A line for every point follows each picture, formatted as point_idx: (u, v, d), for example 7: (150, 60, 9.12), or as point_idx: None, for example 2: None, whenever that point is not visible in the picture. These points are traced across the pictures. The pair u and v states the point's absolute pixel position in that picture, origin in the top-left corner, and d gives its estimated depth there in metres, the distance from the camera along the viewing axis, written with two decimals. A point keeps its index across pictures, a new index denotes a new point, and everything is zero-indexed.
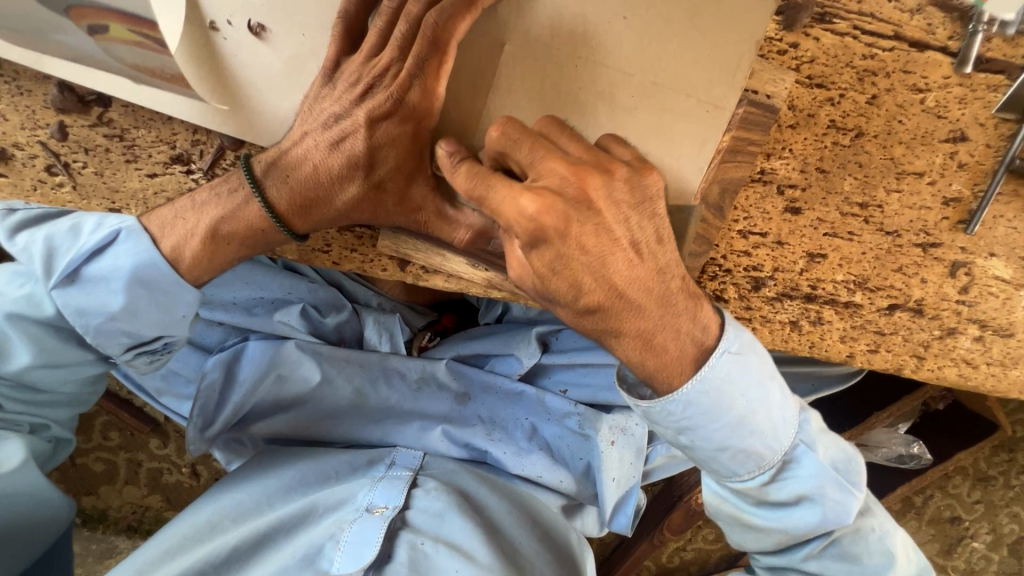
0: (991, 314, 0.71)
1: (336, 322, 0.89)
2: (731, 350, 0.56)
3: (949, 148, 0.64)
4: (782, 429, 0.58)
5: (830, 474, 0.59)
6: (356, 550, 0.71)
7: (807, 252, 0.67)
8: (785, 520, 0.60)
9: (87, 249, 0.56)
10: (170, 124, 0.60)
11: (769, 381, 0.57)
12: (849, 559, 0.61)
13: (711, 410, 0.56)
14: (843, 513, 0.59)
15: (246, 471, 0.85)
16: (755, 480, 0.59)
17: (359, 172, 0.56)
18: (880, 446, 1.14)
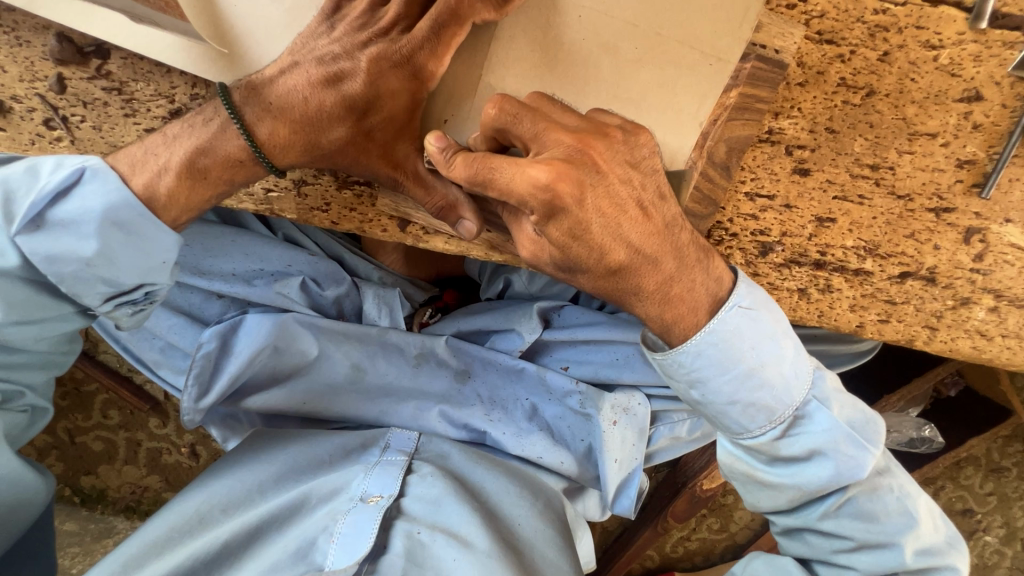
0: (1007, 284, 0.69)
1: (335, 295, 0.88)
2: (743, 304, 0.57)
3: (963, 108, 0.62)
4: (795, 384, 0.58)
5: (845, 432, 0.59)
6: (351, 542, 0.69)
7: (816, 216, 0.66)
8: (798, 477, 0.60)
9: (50, 190, 0.54)
10: (169, 77, 0.60)
11: (782, 336, 0.58)
12: (867, 519, 0.61)
13: (723, 361, 0.56)
14: (856, 469, 0.59)
15: (233, 459, 0.82)
16: (767, 435, 0.59)
17: (352, 115, 0.55)
18: (894, 431, 1.09)
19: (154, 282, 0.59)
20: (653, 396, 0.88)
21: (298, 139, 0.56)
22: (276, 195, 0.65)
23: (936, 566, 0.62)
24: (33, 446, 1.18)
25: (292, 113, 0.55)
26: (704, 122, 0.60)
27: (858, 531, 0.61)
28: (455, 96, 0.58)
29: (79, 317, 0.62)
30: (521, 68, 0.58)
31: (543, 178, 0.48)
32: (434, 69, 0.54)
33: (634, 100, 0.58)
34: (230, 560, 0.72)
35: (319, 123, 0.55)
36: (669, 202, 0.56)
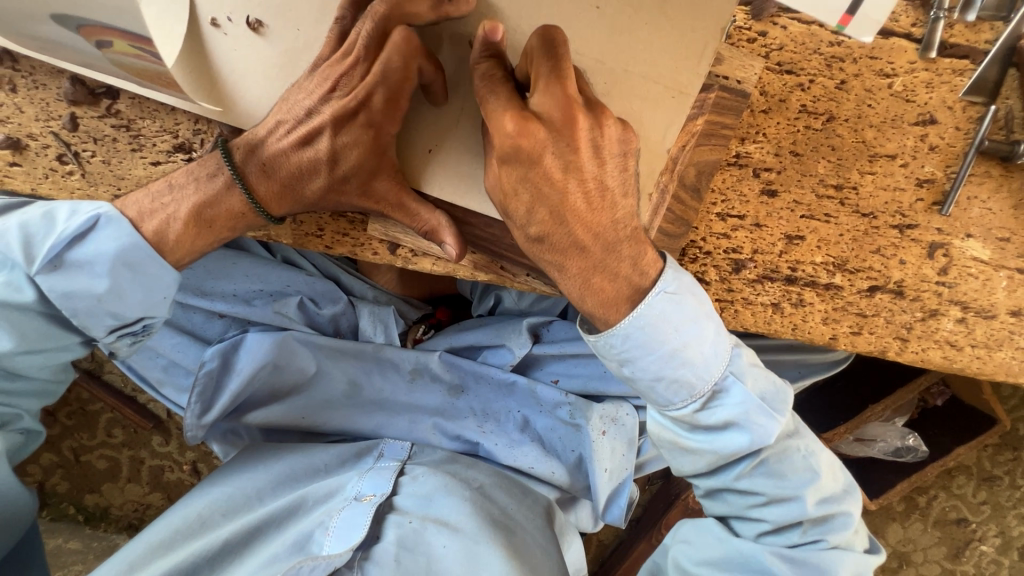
0: (973, 296, 0.72)
1: (331, 314, 0.92)
2: (668, 290, 0.57)
3: (919, 131, 0.66)
4: (714, 362, 0.59)
5: (759, 404, 0.60)
6: (345, 533, 0.72)
7: (785, 234, 0.69)
8: (714, 444, 0.61)
9: (68, 234, 0.58)
10: (174, 115, 0.64)
11: (705, 318, 0.59)
12: (777, 476, 0.63)
13: (648, 343, 0.57)
14: (767, 434, 0.61)
15: (230, 471, 0.85)
16: (688, 409, 0.60)
17: (323, 167, 0.60)
18: (879, 438, 1.13)
19: (153, 316, 0.63)
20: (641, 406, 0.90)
21: (286, 181, 0.61)
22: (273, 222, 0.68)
23: (835, 513, 0.64)
24: (39, 465, 1.21)
25: (278, 159, 0.60)
26: (670, 147, 0.64)
27: (768, 487, 0.63)
28: (439, 131, 0.62)
29: (79, 347, 0.65)
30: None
31: (512, 129, 0.55)
32: (390, 115, 0.59)
33: None
34: (228, 560, 0.74)
35: (307, 167, 0.60)
36: (621, 210, 0.59)
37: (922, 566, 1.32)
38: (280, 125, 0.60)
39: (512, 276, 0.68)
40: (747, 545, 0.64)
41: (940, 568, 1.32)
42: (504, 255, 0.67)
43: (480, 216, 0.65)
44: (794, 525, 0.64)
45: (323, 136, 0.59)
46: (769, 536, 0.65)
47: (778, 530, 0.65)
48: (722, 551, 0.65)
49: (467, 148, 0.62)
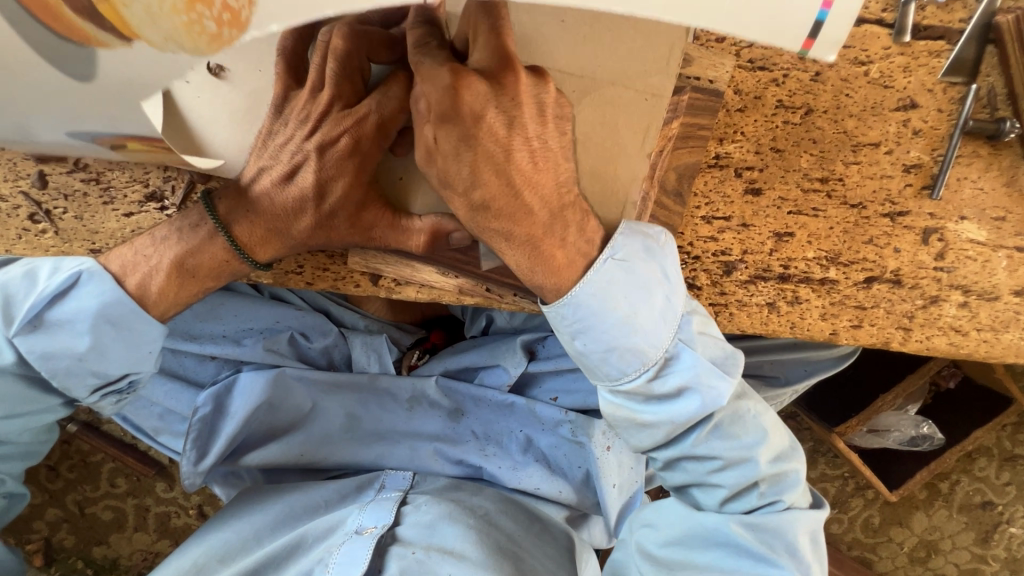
0: (972, 279, 0.70)
1: (323, 346, 0.91)
2: (616, 256, 0.59)
3: (901, 116, 0.64)
4: (662, 327, 0.60)
5: (709, 369, 0.62)
6: (344, 569, 0.70)
7: (774, 231, 0.67)
8: (669, 412, 0.62)
9: (49, 293, 0.57)
10: (142, 164, 0.62)
11: (653, 283, 0.60)
12: (731, 439, 0.64)
13: (599, 311, 0.59)
14: (718, 397, 0.62)
15: (227, 516, 0.83)
16: (640, 378, 0.61)
17: (309, 205, 0.59)
18: (893, 428, 1.09)
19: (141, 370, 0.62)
20: None
21: (271, 225, 0.61)
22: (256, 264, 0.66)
23: (789, 474, 0.65)
24: (45, 520, 1.20)
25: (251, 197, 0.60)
26: (650, 153, 0.62)
27: (723, 451, 0.64)
28: (413, 157, 0.60)
29: (62, 407, 0.65)
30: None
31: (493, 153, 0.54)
32: (378, 144, 0.57)
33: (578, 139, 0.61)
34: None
35: (293, 210, 0.60)
36: None
37: (951, 554, 1.30)
38: (261, 173, 0.59)
39: (499, 297, 0.67)
40: (709, 518, 0.65)
41: (970, 554, 1.30)
42: (489, 278, 0.65)
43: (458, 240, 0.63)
44: (752, 488, 0.64)
45: (307, 170, 0.58)
46: (730, 504, 0.65)
47: (736, 495, 0.65)
48: (686, 529, 0.65)
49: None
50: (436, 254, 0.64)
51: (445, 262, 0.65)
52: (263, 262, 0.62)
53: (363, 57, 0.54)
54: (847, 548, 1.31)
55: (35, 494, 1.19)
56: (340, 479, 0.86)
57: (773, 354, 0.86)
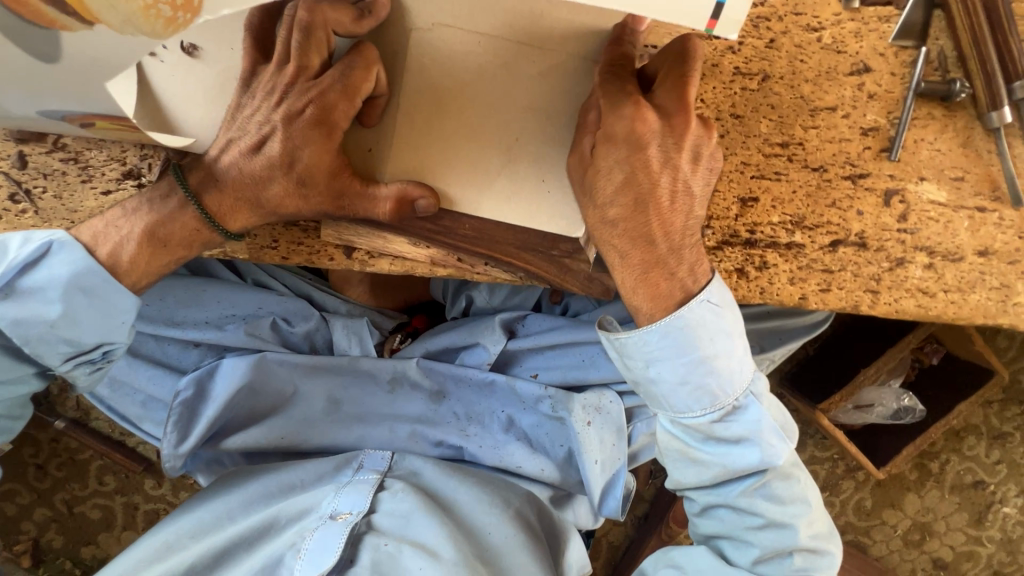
0: (936, 240, 0.72)
1: (304, 330, 0.92)
2: (710, 299, 0.60)
3: (855, 80, 0.66)
4: (736, 377, 0.63)
5: (772, 427, 0.65)
6: (316, 557, 0.70)
7: (738, 197, 0.69)
8: (726, 454, 0.65)
9: (20, 261, 0.59)
10: (119, 142, 0.65)
11: (735, 335, 0.63)
12: (777, 501, 0.67)
13: (683, 346, 0.60)
14: (776, 456, 0.65)
15: (206, 495, 0.84)
16: (706, 417, 0.63)
17: (277, 172, 0.60)
18: (876, 403, 1.09)
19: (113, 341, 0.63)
20: (624, 392, 0.89)
21: (239, 195, 0.61)
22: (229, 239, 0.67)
23: (819, 551, 0.68)
24: (33, 520, 1.19)
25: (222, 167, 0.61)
26: None
27: (768, 510, 0.66)
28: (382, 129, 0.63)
29: (36, 379, 0.66)
30: (438, 94, 0.62)
31: None
32: (344, 111, 0.58)
33: (542, 107, 0.63)
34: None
35: (262, 181, 0.60)
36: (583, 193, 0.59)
37: (946, 535, 1.30)
38: (230, 145, 0.61)
39: (471, 267, 0.68)
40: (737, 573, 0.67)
41: (965, 536, 1.30)
42: (458, 247, 0.67)
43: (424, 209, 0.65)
44: (785, 555, 0.67)
45: (273, 140, 0.59)
46: (760, 565, 0.68)
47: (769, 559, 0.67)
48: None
49: (407, 151, 0.63)
50: (405, 222, 0.65)
51: (415, 231, 0.66)
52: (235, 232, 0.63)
53: (328, 29, 0.57)
54: (841, 532, 1.31)
55: (23, 494, 1.18)
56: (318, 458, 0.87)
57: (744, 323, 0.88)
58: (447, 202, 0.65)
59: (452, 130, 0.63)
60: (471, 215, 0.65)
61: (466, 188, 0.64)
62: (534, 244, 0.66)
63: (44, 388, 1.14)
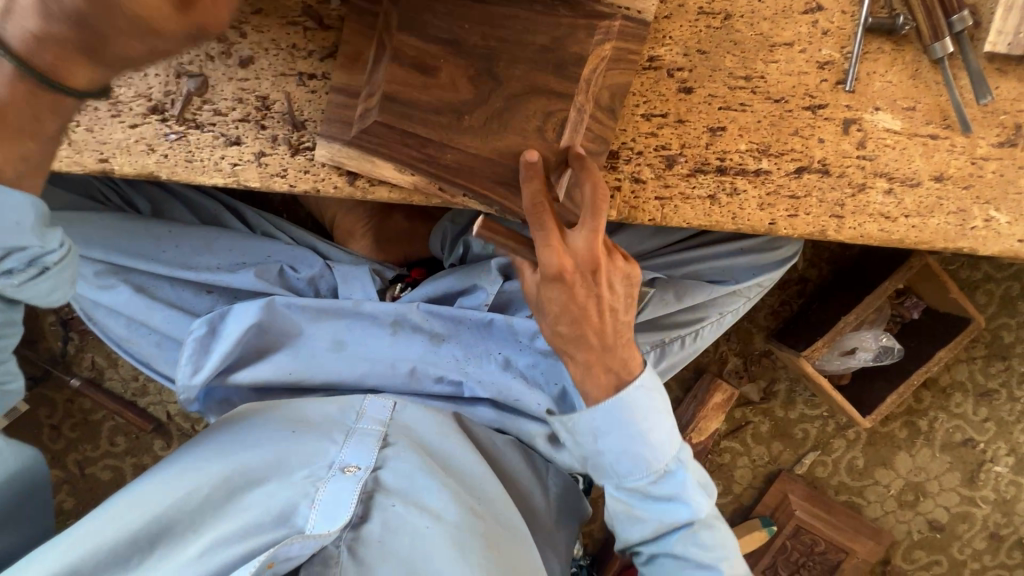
0: (894, 166, 0.77)
1: (310, 276, 0.99)
2: (643, 383, 0.75)
3: (809, 18, 0.74)
4: (667, 446, 0.76)
5: (696, 487, 0.78)
6: (331, 509, 0.77)
7: (707, 126, 0.75)
8: (661, 510, 0.78)
9: None
10: (147, 79, 0.72)
11: (666, 413, 0.77)
12: (705, 547, 0.78)
13: (617, 422, 0.75)
14: (700, 510, 0.77)
15: (215, 429, 0.86)
16: (642, 479, 0.76)
17: None
18: (858, 347, 1.14)
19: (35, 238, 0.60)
20: None
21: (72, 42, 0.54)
22: (241, 167, 0.74)
23: None
24: None
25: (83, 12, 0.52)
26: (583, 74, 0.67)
27: (698, 557, 0.77)
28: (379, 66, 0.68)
29: None
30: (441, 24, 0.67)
31: None
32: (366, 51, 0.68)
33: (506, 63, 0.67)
34: (213, 517, 0.75)
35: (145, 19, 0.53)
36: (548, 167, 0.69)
37: (940, 496, 1.32)
38: None
39: (452, 197, 0.73)
40: None
41: (958, 496, 1.32)
42: (441, 178, 0.71)
43: (416, 137, 0.69)
44: None
45: None
46: None
47: None
48: None
49: (406, 85, 0.67)
50: (394, 150, 0.71)
51: (401, 158, 0.72)
52: (90, 90, 0.56)
53: None
54: (835, 493, 1.32)
55: None
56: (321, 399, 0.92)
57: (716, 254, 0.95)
58: (433, 128, 0.69)
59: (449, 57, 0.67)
60: (454, 146, 0.69)
61: (450, 114, 0.68)
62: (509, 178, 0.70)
63: (63, 347, 1.20)
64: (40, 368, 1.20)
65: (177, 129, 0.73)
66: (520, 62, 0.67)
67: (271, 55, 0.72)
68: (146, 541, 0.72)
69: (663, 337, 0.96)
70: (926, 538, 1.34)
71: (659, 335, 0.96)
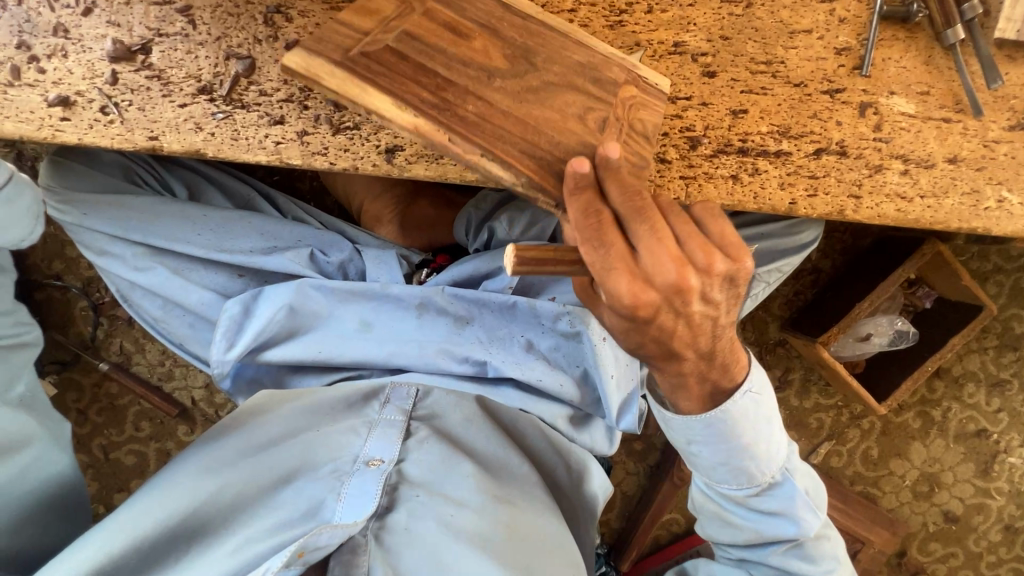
0: (909, 148, 0.80)
1: (339, 260, 1.02)
2: (753, 390, 0.74)
3: (827, 7, 0.78)
4: (773, 458, 0.77)
5: (802, 498, 0.79)
6: (356, 501, 0.77)
7: (730, 109, 0.79)
8: (760, 521, 0.80)
9: None
10: (198, 62, 0.76)
11: (773, 423, 0.77)
12: (810, 561, 0.80)
13: (728, 432, 0.74)
14: (807, 525, 0.79)
15: (239, 418, 0.86)
16: (744, 490, 0.78)
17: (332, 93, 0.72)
18: (874, 333, 1.18)
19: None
20: None
21: None
22: (284, 145, 0.77)
23: None
24: None
25: None
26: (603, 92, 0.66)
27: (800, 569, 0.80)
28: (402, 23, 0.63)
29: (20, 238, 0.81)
30: (479, 10, 0.65)
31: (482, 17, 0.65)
32: None
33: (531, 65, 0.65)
34: (244, 511, 0.77)
35: None
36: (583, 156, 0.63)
37: (955, 487, 1.33)
38: None
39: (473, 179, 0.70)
40: None
41: (973, 488, 1.33)
42: (457, 133, 0.62)
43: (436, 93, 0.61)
44: None
45: None
46: None
47: None
48: None
49: (430, 43, 0.63)
50: (409, 92, 0.61)
51: (416, 105, 0.61)
52: None
53: None
54: (850, 483, 1.33)
55: None
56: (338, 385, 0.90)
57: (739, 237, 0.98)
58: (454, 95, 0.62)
59: (483, 33, 0.65)
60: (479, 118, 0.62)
61: (479, 72, 0.63)
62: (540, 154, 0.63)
63: (92, 333, 1.23)
64: (69, 353, 1.23)
65: (224, 109, 0.76)
66: (556, 64, 0.66)
67: None
68: (183, 534, 0.74)
69: None
70: (942, 529, 1.34)
71: None
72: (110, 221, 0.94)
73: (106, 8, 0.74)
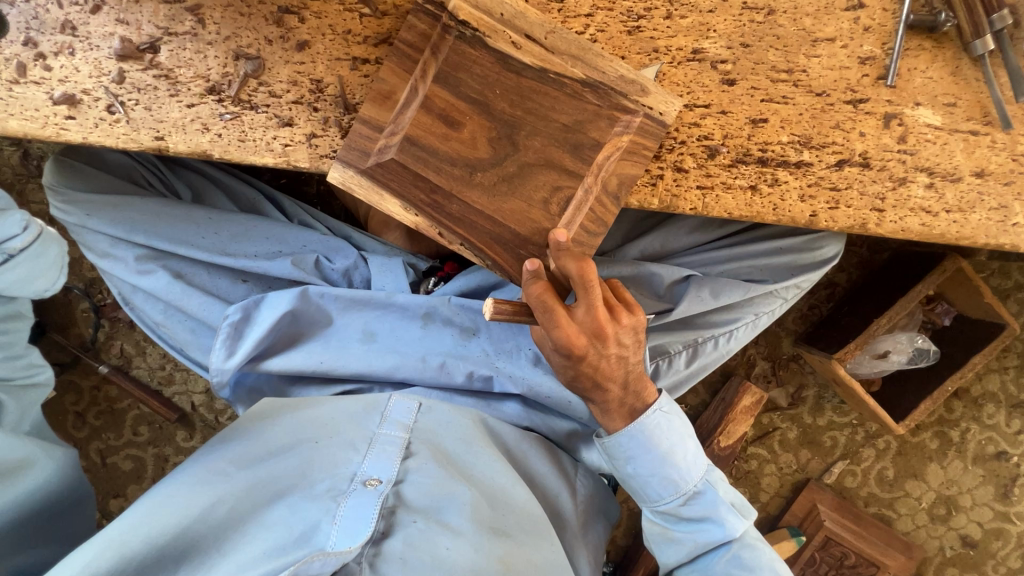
0: (935, 161, 0.77)
1: (344, 266, 1.00)
2: (663, 408, 0.78)
3: (851, 15, 0.76)
4: (694, 468, 0.79)
5: (728, 506, 0.79)
6: (351, 525, 0.71)
7: (749, 118, 0.77)
8: (695, 532, 0.80)
9: None
10: (207, 62, 0.74)
11: (687, 435, 0.79)
12: (749, 569, 0.76)
13: (645, 446, 0.77)
14: (736, 529, 0.78)
15: (238, 429, 0.85)
16: (672, 501, 0.79)
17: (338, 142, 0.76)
18: (891, 350, 1.14)
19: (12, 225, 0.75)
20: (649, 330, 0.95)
21: None
22: (292, 148, 0.75)
23: None
24: None
25: None
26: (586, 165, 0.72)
27: None
28: (407, 109, 0.71)
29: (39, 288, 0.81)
30: (476, 80, 0.71)
31: None
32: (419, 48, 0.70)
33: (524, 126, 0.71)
34: (237, 531, 0.72)
35: None
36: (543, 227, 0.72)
37: (973, 511, 1.28)
38: None
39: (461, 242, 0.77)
40: None
41: (992, 512, 1.28)
42: (442, 223, 0.72)
43: (426, 181, 0.71)
44: None
45: None
46: None
47: None
48: None
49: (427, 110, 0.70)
50: (402, 186, 0.71)
51: (410, 196, 0.71)
52: None
53: None
54: (864, 505, 1.29)
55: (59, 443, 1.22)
56: (343, 398, 0.89)
57: (752, 250, 0.96)
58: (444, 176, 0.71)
59: (475, 113, 0.71)
60: (459, 197, 0.71)
61: (463, 167, 0.71)
62: (506, 238, 0.72)
63: (92, 335, 1.21)
64: (68, 354, 1.21)
65: (232, 109, 0.75)
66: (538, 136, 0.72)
67: (327, 40, 0.75)
68: (170, 555, 0.69)
69: (695, 336, 0.95)
70: (959, 555, 1.30)
71: (694, 334, 0.95)
72: (113, 222, 0.92)
73: (115, 6, 0.73)
